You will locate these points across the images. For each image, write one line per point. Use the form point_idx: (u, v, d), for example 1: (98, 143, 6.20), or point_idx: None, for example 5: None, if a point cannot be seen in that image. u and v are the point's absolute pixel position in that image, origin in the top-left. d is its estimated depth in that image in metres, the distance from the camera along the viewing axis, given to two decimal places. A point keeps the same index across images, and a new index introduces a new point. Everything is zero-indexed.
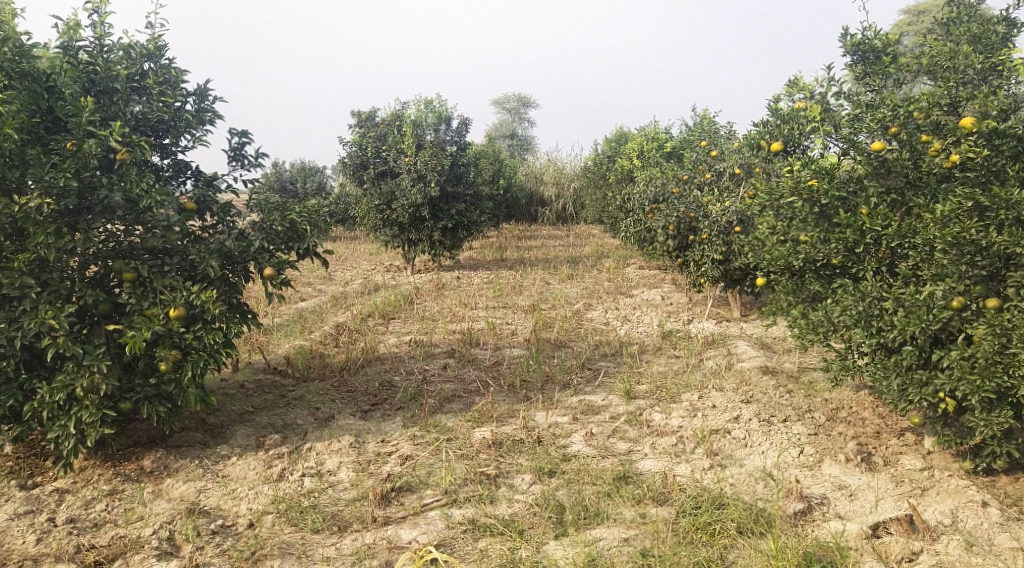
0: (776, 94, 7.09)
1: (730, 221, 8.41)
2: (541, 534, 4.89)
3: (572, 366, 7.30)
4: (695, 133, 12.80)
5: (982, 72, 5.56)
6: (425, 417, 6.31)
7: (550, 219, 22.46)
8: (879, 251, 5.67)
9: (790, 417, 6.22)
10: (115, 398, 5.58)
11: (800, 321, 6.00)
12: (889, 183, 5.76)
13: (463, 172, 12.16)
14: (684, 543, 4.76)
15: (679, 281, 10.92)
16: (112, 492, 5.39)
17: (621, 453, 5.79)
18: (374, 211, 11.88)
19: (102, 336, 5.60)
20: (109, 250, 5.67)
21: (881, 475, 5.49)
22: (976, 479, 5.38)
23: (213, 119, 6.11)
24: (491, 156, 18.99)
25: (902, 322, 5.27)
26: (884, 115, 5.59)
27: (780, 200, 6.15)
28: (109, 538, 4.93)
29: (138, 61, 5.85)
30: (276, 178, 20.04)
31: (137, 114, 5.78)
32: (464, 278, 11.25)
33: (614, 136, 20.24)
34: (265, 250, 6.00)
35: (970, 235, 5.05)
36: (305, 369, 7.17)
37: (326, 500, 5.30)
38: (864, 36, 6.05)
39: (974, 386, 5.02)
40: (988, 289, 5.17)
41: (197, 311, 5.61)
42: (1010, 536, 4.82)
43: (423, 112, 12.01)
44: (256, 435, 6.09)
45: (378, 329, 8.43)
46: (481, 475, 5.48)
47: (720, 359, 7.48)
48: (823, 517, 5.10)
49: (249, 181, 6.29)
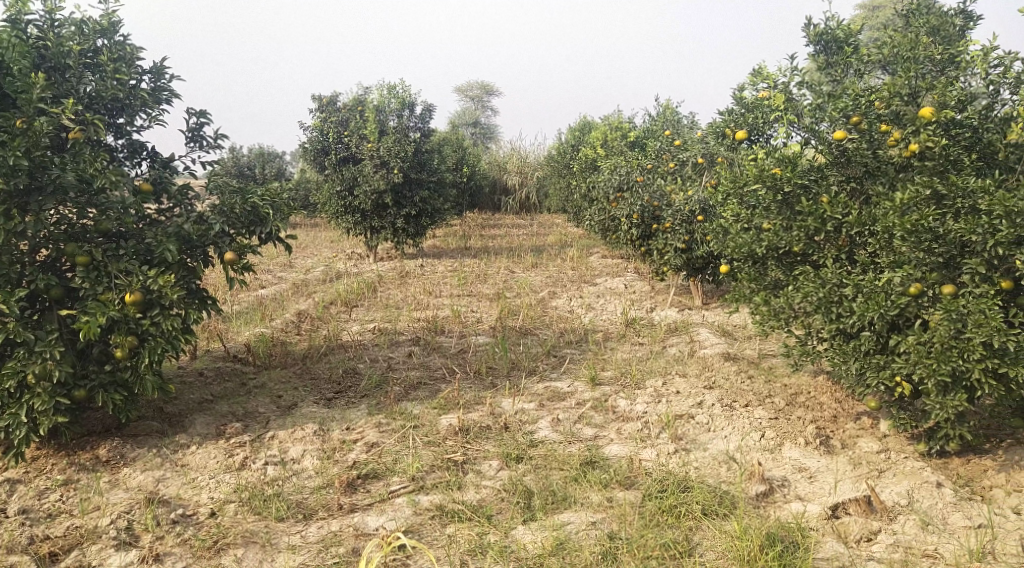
0: (740, 84, 7.09)
1: (692, 210, 8.43)
2: (509, 519, 4.86)
3: (538, 354, 7.29)
4: (660, 123, 12.85)
5: (941, 64, 5.60)
6: (390, 404, 6.25)
7: (513, 208, 22.44)
8: (840, 239, 5.74)
9: (751, 402, 6.26)
10: (68, 386, 5.39)
11: (762, 307, 6.04)
12: (849, 172, 5.85)
13: (427, 159, 12.03)
14: (651, 526, 4.76)
15: (640, 270, 10.97)
16: (66, 482, 5.23)
17: (588, 439, 5.78)
18: (335, 197, 11.80)
19: (55, 321, 5.43)
20: (62, 233, 5.46)
21: (840, 458, 5.56)
22: (931, 460, 5.47)
23: (170, 98, 5.98)
24: (454, 144, 18.94)
25: (861, 307, 5.32)
26: (846, 104, 5.64)
27: (744, 187, 6.16)
28: (64, 528, 4.80)
29: (90, 37, 5.68)
30: (235, 166, 19.68)
31: (90, 92, 5.60)
32: (427, 266, 11.18)
33: (577, 126, 20.26)
34: (224, 234, 5.86)
35: (929, 223, 5.11)
36: (267, 357, 7.05)
37: (290, 488, 5.21)
38: (827, 27, 6.03)
39: (930, 370, 5.05)
40: (943, 275, 5.21)
41: (154, 297, 5.44)
42: (965, 515, 4.90)
43: (386, 97, 11.92)
44: (216, 423, 5.97)
45: (340, 317, 8.34)
46: (447, 462, 5.44)
47: (683, 346, 7.52)
48: (785, 498, 5.14)
49: (208, 163, 6.16)
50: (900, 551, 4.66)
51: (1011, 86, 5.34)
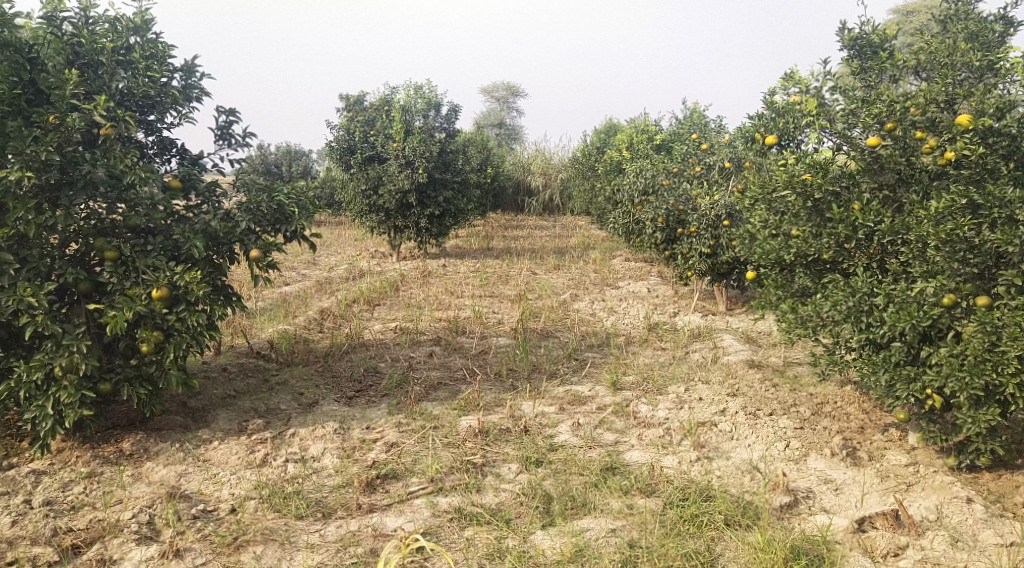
0: (771, 87, 6.98)
1: (718, 214, 8.36)
2: (529, 524, 4.84)
3: (559, 357, 7.27)
4: (686, 126, 12.80)
5: (979, 71, 5.51)
6: (411, 404, 6.25)
7: (537, 209, 22.41)
8: (871, 247, 5.65)
9: (775, 411, 6.20)
10: (94, 379, 5.44)
11: (789, 315, 5.96)
12: (882, 179, 5.69)
13: (451, 160, 12.09)
14: (672, 535, 4.72)
15: (664, 275, 10.91)
16: (90, 475, 5.27)
17: (609, 444, 5.75)
18: (360, 195, 11.81)
19: (82, 315, 5.48)
20: (91, 227, 5.49)
21: (866, 470, 5.50)
22: (960, 475, 5.38)
23: (200, 96, 6.01)
24: (478, 145, 18.98)
25: (892, 317, 5.25)
26: (880, 110, 5.55)
27: (773, 193, 6.10)
28: (87, 521, 4.84)
29: (124, 34, 5.73)
30: (260, 162, 19.75)
31: (122, 89, 5.62)
32: (450, 266, 11.18)
33: (602, 128, 20.19)
34: (251, 231, 5.87)
35: (964, 233, 5.02)
36: (289, 354, 7.07)
37: (311, 487, 5.22)
38: (862, 31, 5.97)
39: (963, 384, 4.99)
40: (978, 287, 5.17)
41: (180, 293, 5.47)
42: (995, 532, 4.82)
43: (413, 97, 11.95)
44: (238, 419, 5.99)
45: (363, 315, 8.36)
46: (467, 464, 5.43)
47: (706, 352, 7.47)
48: (809, 510, 5.09)
49: (236, 162, 6.19)
50: None
51: None
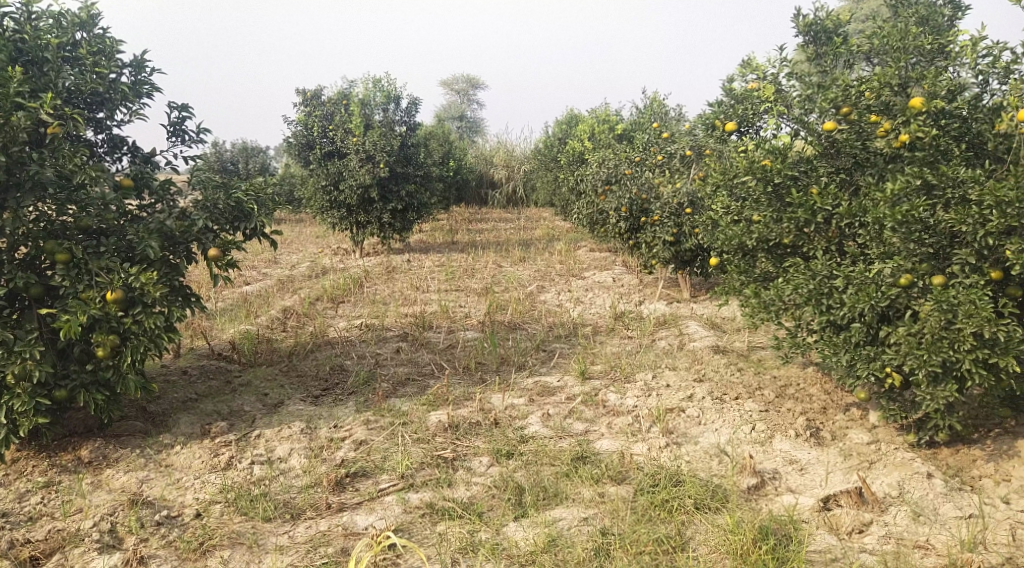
0: (729, 76, 6.92)
1: (681, 202, 8.37)
2: (501, 516, 4.80)
3: (527, 348, 7.22)
4: (647, 116, 12.82)
5: (930, 54, 5.46)
6: (378, 401, 6.17)
7: (501, 202, 22.36)
8: (830, 230, 5.68)
9: (741, 394, 6.22)
10: (49, 386, 5.28)
11: (752, 300, 5.97)
12: (838, 163, 5.76)
13: (413, 153, 11.98)
14: (643, 521, 4.71)
15: (629, 264, 10.93)
16: (48, 484, 5.12)
17: (579, 434, 5.72)
18: (320, 191, 11.65)
19: (34, 321, 5.33)
20: (40, 230, 5.30)
21: (831, 449, 5.52)
22: (920, 451, 5.43)
23: (151, 92, 5.87)
24: (439, 139, 18.91)
25: (851, 299, 5.27)
26: (836, 95, 5.55)
27: (734, 179, 6.12)
28: (45, 532, 4.70)
29: (69, 30, 5.58)
30: (218, 160, 19.40)
31: (69, 86, 5.47)
32: (414, 261, 11.08)
33: (564, 119, 20.16)
34: (208, 229, 5.74)
35: (919, 214, 5.02)
36: (252, 354, 6.94)
37: (278, 488, 5.12)
38: (817, 17, 5.90)
39: (921, 361, 5.00)
40: (934, 266, 5.13)
41: (136, 295, 5.32)
42: (955, 506, 4.88)
43: (371, 90, 11.88)
44: (201, 422, 5.86)
45: (327, 313, 8.24)
46: (437, 458, 5.37)
47: (672, 339, 7.47)
48: (776, 491, 5.10)
49: (190, 158, 6.06)
50: (891, 543, 4.63)
51: (1000, 76, 5.28)
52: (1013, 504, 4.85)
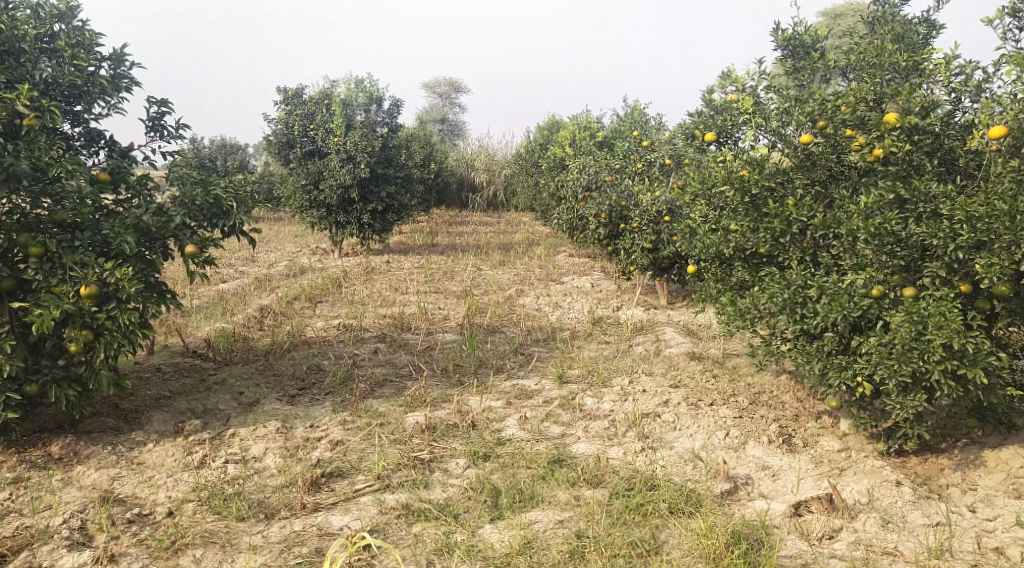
0: (709, 86, 7.01)
1: (659, 210, 8.47)
2: (476, 518, 4.81)
3: (505, 351, 7.25)
4: (627, 124, 12.91)
5: (904, 71, 5.52)
6: (355, 401, 6.16)
7: (480, 206, 22.39)
8: (804, 241, 5.73)
9: (716, 401, 6.26)
10: (20, 381, 5.23)
11: (728, 308, 6.01)
12: (813, 175, 5.81)
13: (394, 155, 11.99)
14: (617, 524, 4.73)
15: (607, 270, 10.98)
16: (17, 480, 5.05)
17: (554, 437, 5.74)
18: (300, 191, 11.62)
19: (6, 314, 5.27)
20: (14, 222, 5.27)
21: (802, 456, 5.58)
22: (890, 460, 5.50)
23: (130, 86, 5.83)
24: (420, 141, 18.91)
25: (825, 309, 5.33)
26: (813, 108, 5.60)
27: (713, 189, 6.17)
28: (14, 528, 4.65)
29: (47, 22, 5.53)
30: (195, 156, 19.19)
31: (47, 78, 5.43)
32: (393, 263, 11.07)
33: (544, 125, 20.24)
34: (186, 226, 5.69)
35: (891, 227, 5.11)
36: (228, 353, 6.90)
37: (252, 487, 5.10)
38: (795, 32, 5.94)
39: (892, 370, 5.06)
40: (905, 279, 5.21)
41: (110, 290, 5.26)
42: (923, 513, 4.94)
43: (353, 92, 11.87)
44: (174, 420, 5.81)
45: (305, 313, 8.22)
46: (414, 460, 5.37)
47: (648, 345, 7.52)
48: (748, 496, 5.15)
49: (168, 154, 6.04)
50: (860, 549, 4.69)
51: (972, 94, 5.38)
52: (979, 512, 4.93)
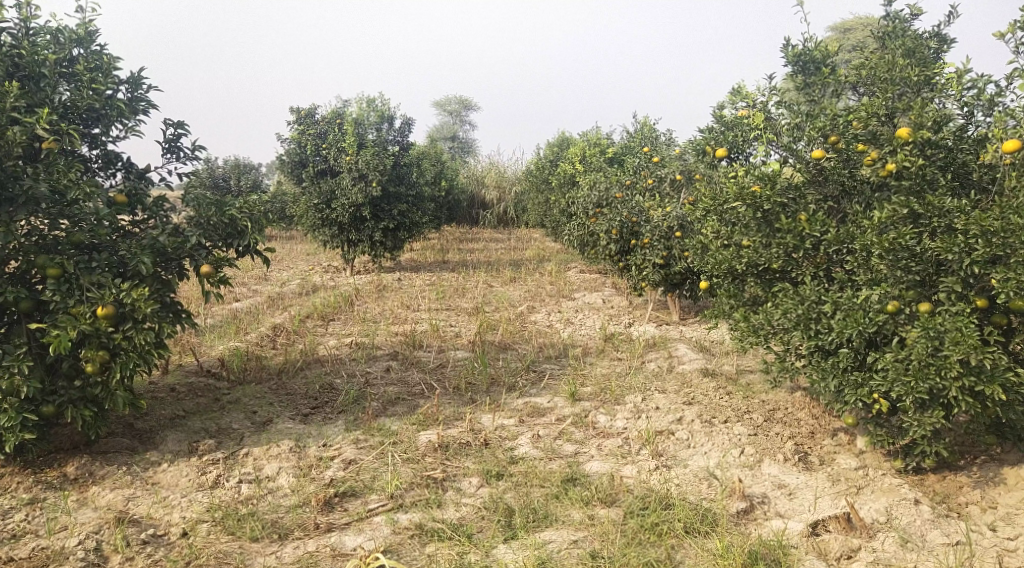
0: (719, 102, 6.99)
1: (670, 226, 8.39)
2: (491, 538, 4.78)
3: (517, 368, 7.23)
4: (638, 140, 12.92)
5: (916, 86, 5.48)
6: (369, 420, 6.16)
7: (491, 222, 22.42)
8: (817, 256, 5.70)
9: (730, 418, 6.22)
10: (36, 402, 5.25)
11: (741, 324, 5.96)
12: (826, 191, 5.82)
13: (406, 172, 12.05)
14: (633, 544, 4.70)
15: (618, 286, 10.97)
16: (32, 501, 5.06)
17: (568, 455, 5.72)
18: (312, 209, 11.66)
19: (23, 335, 5.29)
20: (31, 244, 5.30)
21: (819, 474, 5.54)
22: (907, 477, 5.45)
23: (147, 109, 5.88)
24: (431, 158, 18.99)
25: (839, 325, 5.29)
26: (824, 123, 5.61)
27: (724, 205, 6.08)
28: (30, 549, 4.65)
29: (66, 46, 5.59)
30: (208, 176, 19.32)
31: (66, 101, 5.47)
32: (404, 280, 11.08)
33: (555, 141, 20.29)
34: (201, 246, 5.72)
35: (905, 242, 5.06)
36: (241, 372, 6.91)
37: (266, 507, 5.09)
38: (805, 47, 5.94)
39: (908, 388, 5.01)
40: (920, 294, 5.19)
41: (126, 310, 5.27)
42: (942, 532, 4.89)
43: (365, 110, 11.93)
44: (188, 440, 5.80)
45: (317, 331, 8.23)
46: (427, 479, 5.35)
47: (661, 362, 7.49)
48: (765, 516, 5.11)
49: (184, 175, 6.08)
50: None
51: (984, 108, 5.35)
52: (999, 531, 4.87)
